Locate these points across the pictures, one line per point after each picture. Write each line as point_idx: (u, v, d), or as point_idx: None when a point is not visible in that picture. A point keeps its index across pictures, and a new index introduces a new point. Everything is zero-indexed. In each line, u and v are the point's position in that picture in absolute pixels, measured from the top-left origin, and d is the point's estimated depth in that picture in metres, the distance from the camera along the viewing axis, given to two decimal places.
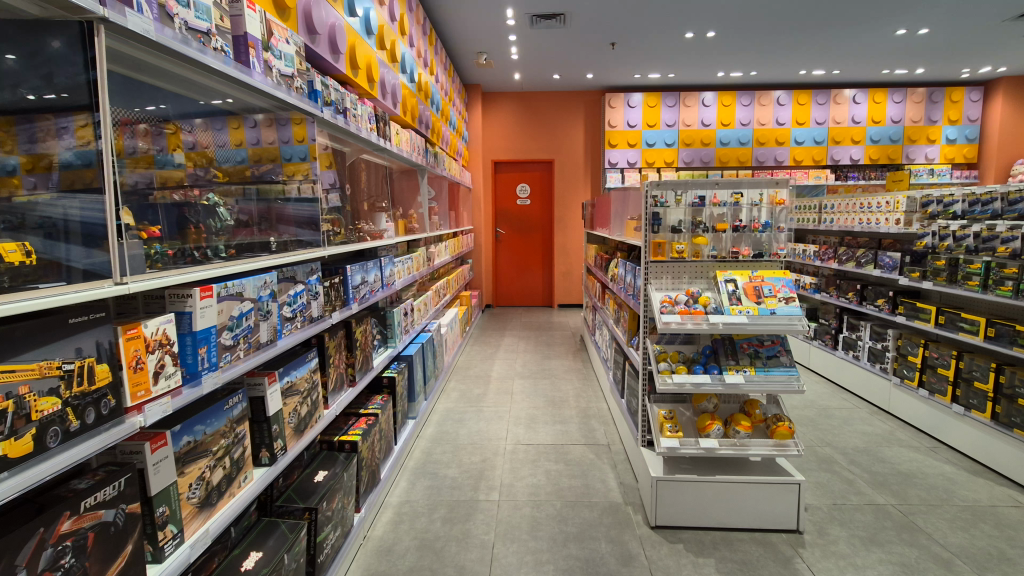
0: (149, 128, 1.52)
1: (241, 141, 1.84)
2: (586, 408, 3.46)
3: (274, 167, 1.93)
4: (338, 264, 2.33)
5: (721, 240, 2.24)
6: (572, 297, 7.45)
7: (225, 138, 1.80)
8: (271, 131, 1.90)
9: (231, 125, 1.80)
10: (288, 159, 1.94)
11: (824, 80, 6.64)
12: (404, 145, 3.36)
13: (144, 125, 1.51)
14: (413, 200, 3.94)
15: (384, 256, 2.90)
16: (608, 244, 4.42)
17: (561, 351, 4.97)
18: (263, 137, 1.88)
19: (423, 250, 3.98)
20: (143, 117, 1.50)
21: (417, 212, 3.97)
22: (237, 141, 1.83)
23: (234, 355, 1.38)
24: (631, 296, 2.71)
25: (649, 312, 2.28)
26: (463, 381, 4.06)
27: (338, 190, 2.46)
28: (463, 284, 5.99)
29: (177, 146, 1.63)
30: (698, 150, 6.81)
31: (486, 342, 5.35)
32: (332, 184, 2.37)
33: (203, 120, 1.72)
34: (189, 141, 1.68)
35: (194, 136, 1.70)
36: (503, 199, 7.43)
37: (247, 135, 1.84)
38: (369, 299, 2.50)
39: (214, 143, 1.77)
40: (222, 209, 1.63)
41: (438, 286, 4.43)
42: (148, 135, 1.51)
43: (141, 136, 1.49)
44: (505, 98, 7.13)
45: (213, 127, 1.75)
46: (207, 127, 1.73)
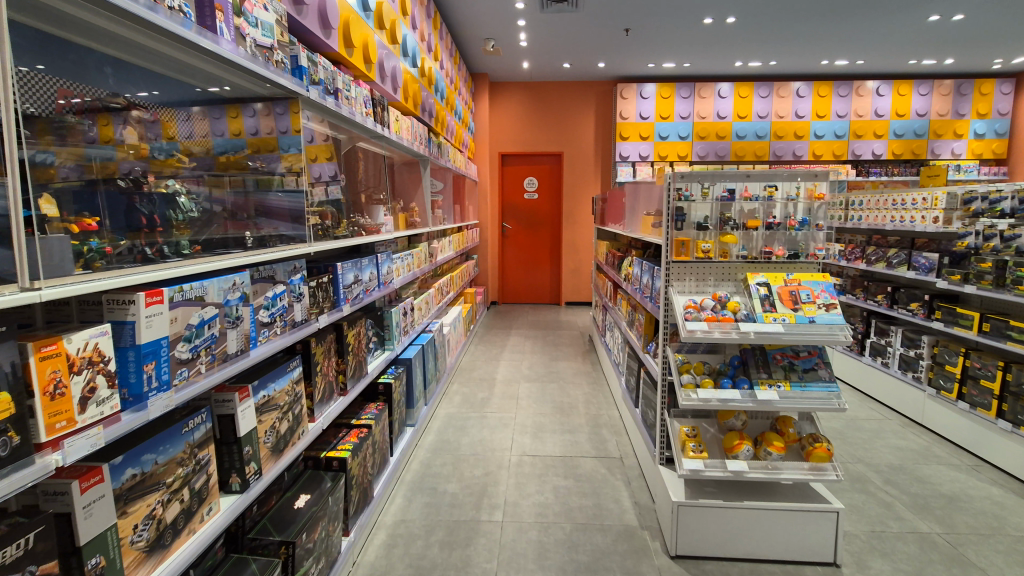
0: (142, 116, 1.41)
1: (239, 130, 1.67)
2: (596, 415, 3.25)
3: (271, 158, 1.70)
4: (328, 261, 2.12)
5: (752, 238, 2.02)
6: (581, 295, 7.23)
7: (223, 127, 1.66)
8: (270, 120, 1.69)
9: (230, 114, 1.65)
10: (286, 150, 1.69)
11: (846, 71, 6.36)
12: (404, 133, 3.15)
13: (137, 111, 1.40)
14: (415, 193, 3.73)
15: (381, 252, 2.69)
16: (620, 240, 4.21)
17: (570, 353, 4.77)
18: (261, 126, 1.68)
19: (426, 246, 3.77)
20: (131, 102, 1.40)
21: (420, 206, 3.76)
22: (235, 131, 1.67)
23: (194, 371, 1.18)
24: (649, 299, 2.49)
25: (670, 317, 2.06)
26: (466, 383, 3.86)
27: (333, 182, 2.26)
28: (467, 280, 5.78)
29: (171, 134, 1.53)
30: (713, 143, 6.56)
31: (491, 342, 5.14)
32: (326, 175, 2.17)
33: (200, 109, 1.61)
34: (185, 129, 1.59)
35: (189, 125, 1.59)
36: (510, 193, 7.21)
37: (245, 125, 1.67)
38: (363, 299, 2.29)
39: (212, 132, 1.65)
40: (187, 200, 1.43)
41: (441, 283, 4.23)
42: (140, 123, 1.41)
43: (134, 125, 1.38)
44: (513, 88, 6.89)
45: (210, 115, 1.64)
46: (205, 115, 1.62)
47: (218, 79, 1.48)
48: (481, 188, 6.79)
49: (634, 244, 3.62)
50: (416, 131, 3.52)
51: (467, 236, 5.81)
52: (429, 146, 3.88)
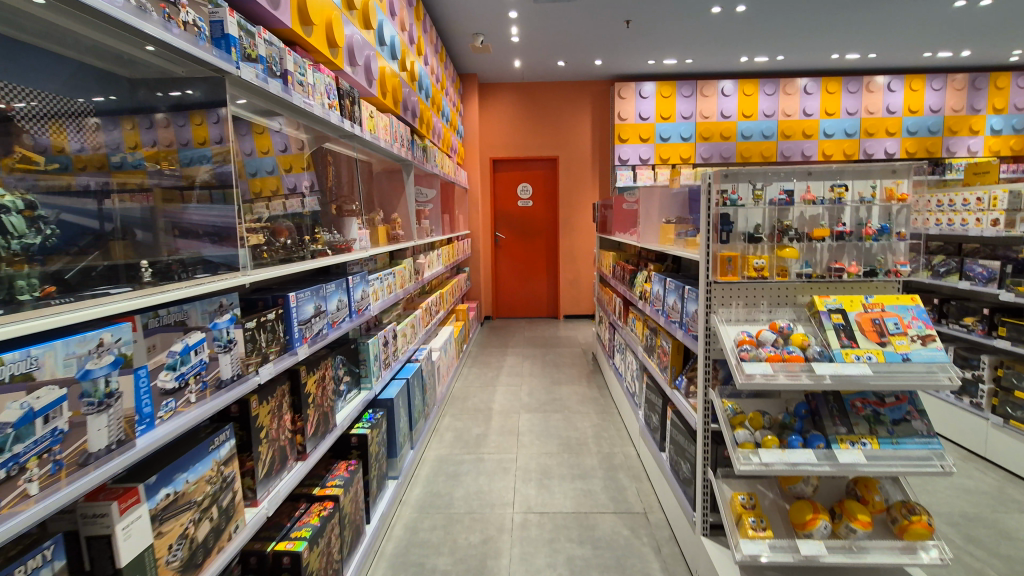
0: (103, 123, 1.27)
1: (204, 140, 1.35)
2: (610, 454, 2.81)
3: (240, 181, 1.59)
4: (281, 290, 1.69)
5: (817, 251, 1.60)
6: (580, 307, 6.81)
7: (188, 135, 1.33)
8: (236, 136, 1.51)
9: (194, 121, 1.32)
10: (252, 173, 1.70)
11: (855, 66, 6.03)
12: (384, 134, 2.72)
13: (98, 119, 1.26)
14: (396, 203, 3.30)
15: (355, 274, 2.25)
16: (628, 250, 3.79)
17: (572, 375, 4.33)
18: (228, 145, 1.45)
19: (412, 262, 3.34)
20: (87, 111, 1.23)
21: (404, 218, 3.33)
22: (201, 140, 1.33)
23: (13, 496, 0.72)
24: (677, 326, 2.06)
25: (712, 353, 1.64)
26: (459, 417, 3.41)
27: (308, 191, 2.13)
28: (459, 295, 5.33)
29: (133, 144, 1.31)
30: (717, 144, 6.20)
31: (486, 364, 4.70)
32: (299, 183, 2.05)
33: (165, 115, 1.32)
34: (149, 138, 1.34)
35: (155, 133, 1.33)
36: (502, 201, 6.78)
37: (213, 133, 1.32)
38: (329, 334, 1.85)
39: (176, 141, 1.34)
40: (24, 220, 1.01)
41: (429, 303, 3.79)
42: (100, 130, 1.27)
43: (92, 132, 1.25)
44: (504, 90, 6.49)
45: (173, 122, 1.33)
46: (170, 122, 1.33)
47: (111, 53, 1.13)
48: (472, 197, 6.37)
49: (650, 256, 3.19)
50: (399, 132, 3.08)
51: (458, 247, 5.38)
52: (413, 151, 3.43)
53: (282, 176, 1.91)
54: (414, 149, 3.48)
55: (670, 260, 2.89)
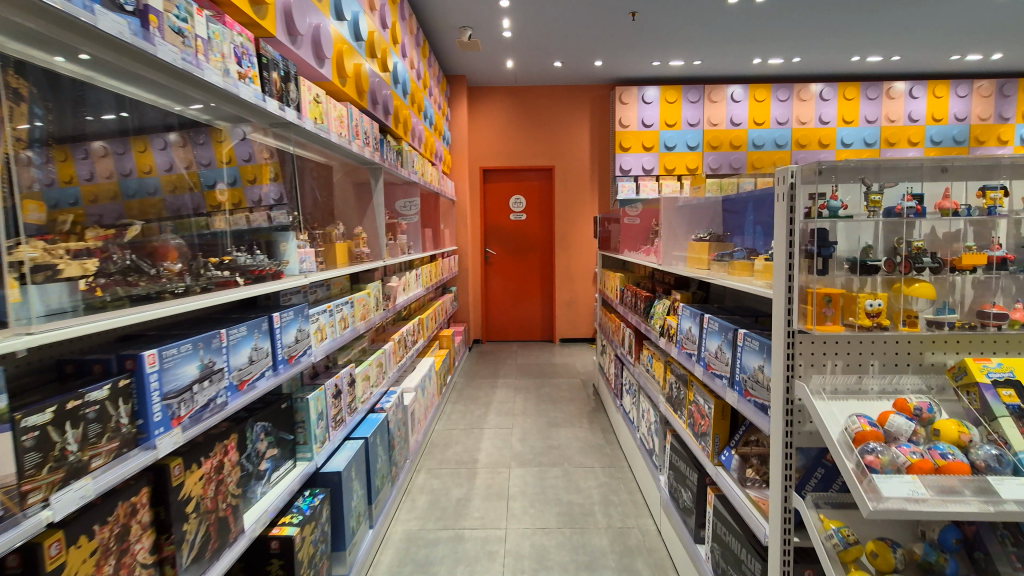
0: None
1: (149, 167, 1.46)
2: (623, 531, 2.24)
3: (194, 197, 1.59)
4: (155, 341, 1.14)
5: (955, 288, 1.07)
6: (577, 330, 6.25)
7: (129, 163, 1.40)
8: (186, 152, 1.57)
9: (136, 148, 1.40)
10: (209, 186, 1.63)
11: (875, 70, 5.58)
12: (344, 130, 2.19)
13: None
14: (363, 215, 2.75)
15: (294, 307, 1.69)
16: (638, 272, 3.25)
17: (572, 413, 3.76)
18: (176, 161, 1.54)
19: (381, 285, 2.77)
20: None
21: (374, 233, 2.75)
22: (144, 167, 1.45)
23: None
24: (728, 385, 1.50)
25: (794, 436, 1.13)
26: (437, 473, 2.82)
27: (276, 204, 1.87)
28: (443, 319, 4.77)
29: (69, 176, 1.18)
30: (726, 154, 5.71)
31: (472, 399, 4.12)
32: (264, 196, 1.83)
33: None
34: (85, 170, 1.24)
35: None
36: (493, 214, 6.24)
37: None
38: (234, 403, 1.28)
39: (116, 169, 1.36)
40: None
41: (405, 332, 3.22)
42: None
43: None
44: (495, 94, 5.98)
45: (112, 150, 1.34)
46: None
47: None
48: (459, 209, 5.82)
49: (671, 280, 2.64)
50: (366, 129, 2.52)
51: (443, 265, 4.82)
52: (383, 154, 2.86)
53: (245, 188, 1.75)
54: (386, 153, 2.92)
55: (697, 285, 2.34)
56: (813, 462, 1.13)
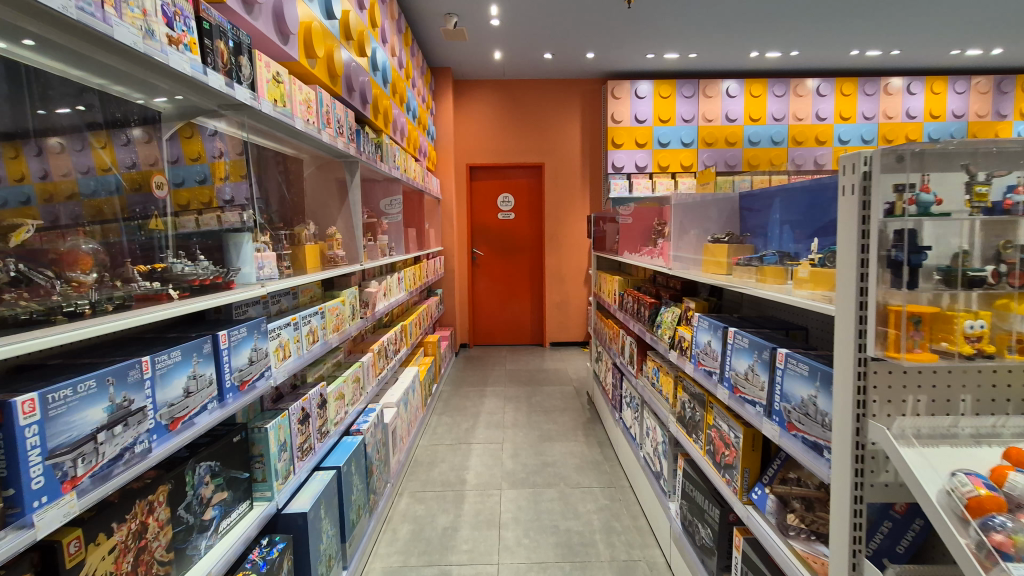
0: None
1: (110, 164, 1.32)
2: (628, 565, 2.01)
3: (144, 199, 1.38)
4: (52, 376, 0.87)
5: None
6: (568, 334, 6.03)
7: (88, 161, 1.27)
8: (152, 148, 1.43)
9: (96, 143, 1.28)
10: (178, 183, 1.49)
11: (874, 66, 5.44)
12: (317, 119, 1.94)
13: None
14: (335, 215, 2.47)
15: (255, 323, 1.44)
16: (637, 275, 3.03)
17: (566, 425, 3.53)
18: (140, 158, 1.39)
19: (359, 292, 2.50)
20: None
21: (351, 234, 2.48)
22: (106, 165, 1.31)
23: None
24: (762, 414, 1.27)
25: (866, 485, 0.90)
26: (421, 497, 2.57)
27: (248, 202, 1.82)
28: (428, 324, 4.51)
29: (19, 174, 1.08)
30: (721, 151, 5.53)
31: (459, 410, 3.87)
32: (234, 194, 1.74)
33: None
34: (39, 168, 1.13)
35: None
36: (480, 213, 6.00)
37: None
38: (168, 444, 1.04)
39: (74, 167, 1.24)
40: None
41: (386, 341, 2.97)
42: None
43: None
44: (482, 88, 5.72)
45: (70, 146, 1.23)
46: None
47: None
48: (445, 208, 5.56)
49: (678, 286, 2.41)
50: (341, 118, 2.25)
51: (427, 267, 4.56)
52: (362, 147, 2.58)
53: (218, 186, 1.57)
54: (365, 145, 2.64)
55: (712, 291, 2.11)
56: (879, 515, 0.93)
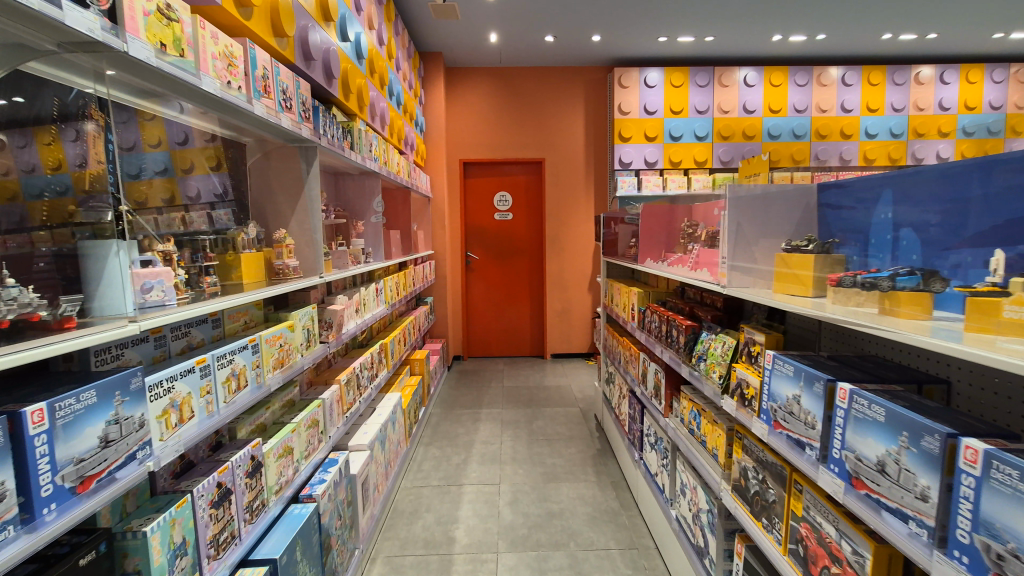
0: None
1: (59, 163, 1.06)
2: None
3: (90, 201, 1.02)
4: None
5: None
6: (571, 345, 5.53)
7: (33, 159, 1.04)
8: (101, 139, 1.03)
9: (40, 139, 1.05)
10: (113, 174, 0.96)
11: (906, 51, 4.95)
12: (245, 86, 1.43)
13: None
14: (282, 215, 1.94)
15: (128, 381, 0.95)
16: (661, 286, 2.54)
17: (573, 459, 3.04)
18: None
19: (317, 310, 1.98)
20: None
21: (302, 241, 1.94)
22: (52, 164, 1.05)
23: None
24: (931, 549, 0.74)
25: None
26: (399, 565, 2.07)
27: (218, 202, 1.76)
28: (416, 337, 4.02)
29: None
30: (738, 145, 5.06)
31: (450, 438, 3.38)
32: (200, 189, 1.69)
33: None
34: None
35: None
36: (475, 213, 5.50)
37: None
38: None
39: (16, 165, 1.03)
40: None
41: (360, 366, 2.47)
42: None
43: None
44: (476, 76, 5.23)
45: (8, 143, 1.01)
46: None
47: None
48: (436, 208, 5.07)
49: (722, 304, 1.91)
50: (290, 92, 1.72)
51: (415, 273, 4.07)
52: (324, 136, 2.04)
53: None
54: (327, 129, 2.10)
55: (782, 317, 1.61)
56: None
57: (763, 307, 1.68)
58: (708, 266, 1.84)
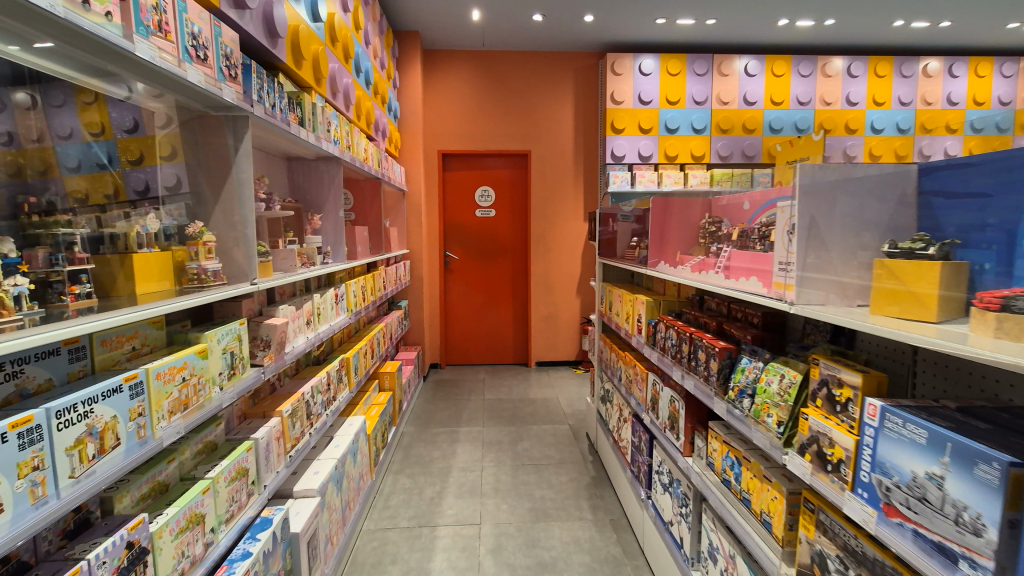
0: None
1: None
2: None
3: None
4: None
5: None
6: (558, 352, 5.16)
7: None
8: None
9: None
10: None
11: (914, 41, 4.68)
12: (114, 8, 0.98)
13: None
14: (206, 207, 1.51)
15: None
16: (678, 296, 2.16)
17: (566, 490, 2.65)
18: (18, 131, 1.13)
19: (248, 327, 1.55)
20: None
21: (225, 238, 1.51)
22: None
23: None
24: None
25: None
26: None
27: (168, 196, 1.48)
28: (387, 346, 3.60)
29: None
30: (737, 139, 4.75)
31: (425, 464, 2.97)
32: (149, 183, 1.44)
33: None
34: None
35: None
36: (454, 209, 5.08)
37: None
38: None
39: None
40: None
41: (314, 390, 2.05)
42: None
43: None
44: (457, 61, 4.81)
45: None
46: None
47: None
48: (412, 201, 4.63)
49: (763, 323, 1.54)
50: (205, 39, 1.29)
51: (387, 275, 3.65)
52: (264, 107, 1.59)
53: None
54: (269, 98, 1.65)
55: (862, 344, 1.22)
56: None
57: (826, 328, 1.30)
58: (747, 272, 1.46)
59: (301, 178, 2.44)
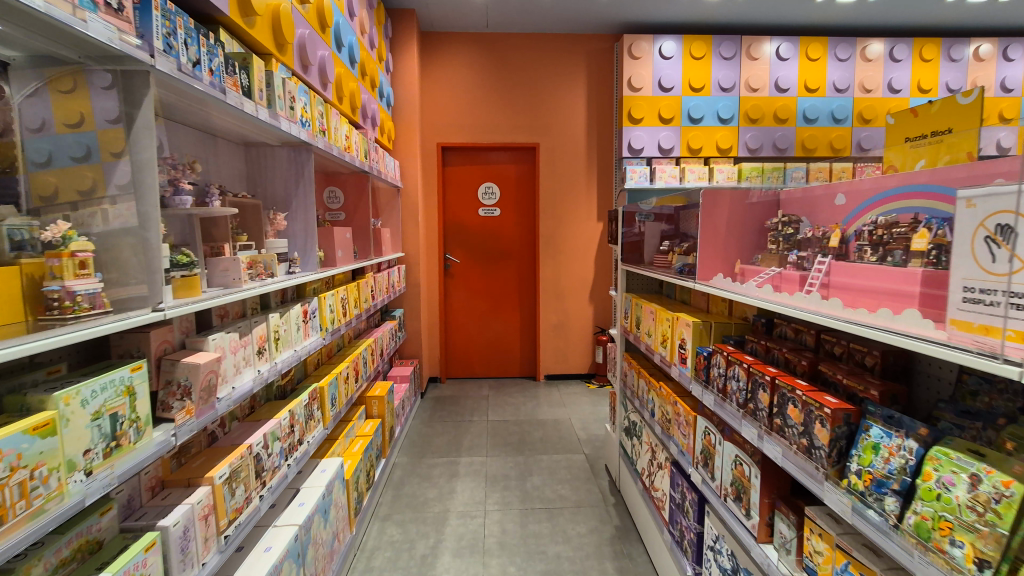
0: None
1: None
2: None
3: None
4: None
5: None
6: (568, 365, 4.70)
7: None
8: None
9: None
10: None
11: (967, 20, 4.17)
12: None
13: None
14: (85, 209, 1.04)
15: None
16: (733, 316, 1.72)
17: (585, 546, 2.20)
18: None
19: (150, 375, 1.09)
20: None
21: (115, 248, 1.05)
22: None
23: None
24: None
25: None
26: None
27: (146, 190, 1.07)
28: (378, 364, 3.16)
29: None
30: (768, 130, 4.27)
31: (417, 507, 2.52)
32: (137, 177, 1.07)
33: None
34: None
35: None
36: (454, 208, 4.63)
37: None
38: None
39: None
40: None
41: (269, 438, 1.60)
42: None
43: None
44: (457, 44, 4.36)
45: None
46: None
47: None
48: (406, 199, 4.18)
49: (884, 367, 1.08)
50: None
51: (378, 283, 3.21)
52: (175, 61, 1.14)
53: None
54: (187, 51, 1.19)
55: None
56: None
57: (1013, 389, 0.84)
58: (871, 299, 0.99)
59: (262, 169, 2.00)
